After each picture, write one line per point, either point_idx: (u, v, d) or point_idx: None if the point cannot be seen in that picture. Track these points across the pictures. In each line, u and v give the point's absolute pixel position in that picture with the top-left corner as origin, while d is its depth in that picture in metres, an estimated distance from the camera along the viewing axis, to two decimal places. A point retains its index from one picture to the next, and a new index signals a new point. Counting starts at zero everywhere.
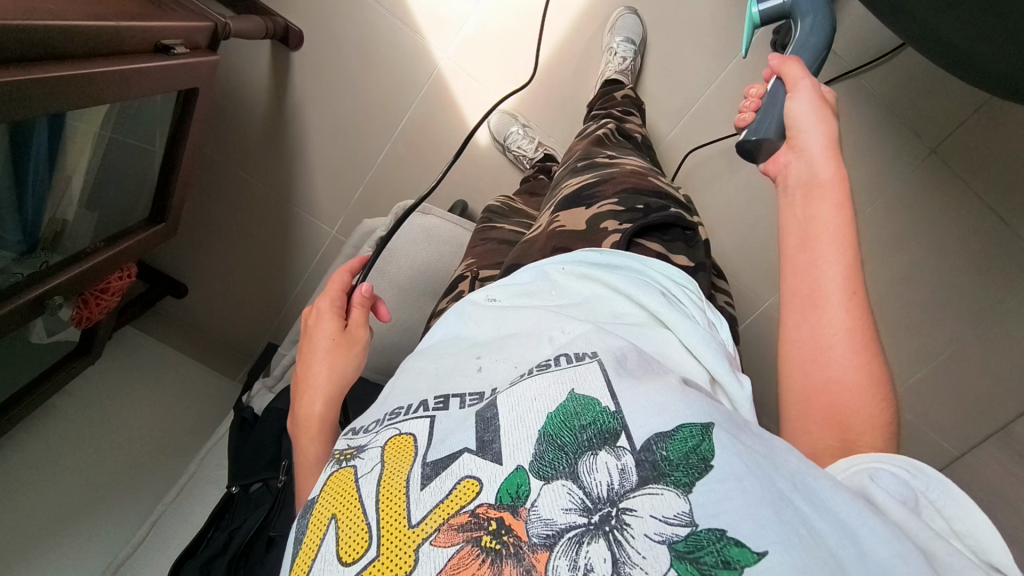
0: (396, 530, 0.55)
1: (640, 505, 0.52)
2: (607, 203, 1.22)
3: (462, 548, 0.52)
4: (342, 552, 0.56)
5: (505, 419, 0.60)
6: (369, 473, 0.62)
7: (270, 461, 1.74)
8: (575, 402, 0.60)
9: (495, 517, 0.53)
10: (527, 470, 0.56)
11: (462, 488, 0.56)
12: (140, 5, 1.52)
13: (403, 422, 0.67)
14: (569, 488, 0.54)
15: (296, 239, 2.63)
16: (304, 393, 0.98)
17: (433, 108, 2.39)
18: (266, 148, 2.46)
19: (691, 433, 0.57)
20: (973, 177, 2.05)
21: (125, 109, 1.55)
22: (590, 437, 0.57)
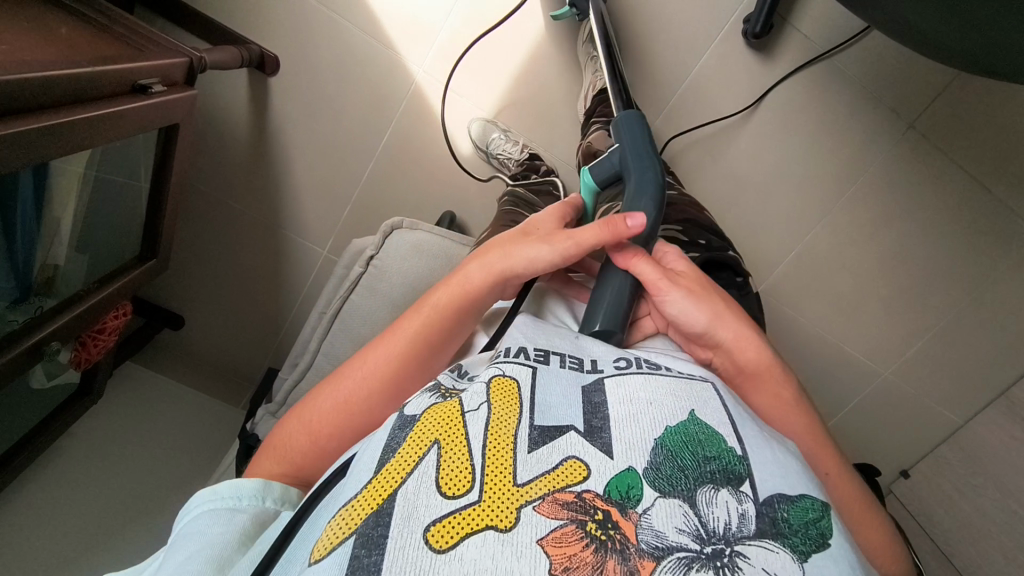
0: (503, 487, 0.60)
1: (755, 554, 0.57)
2: (671, 229, 1.34)
3: (569, 527, 0.57)
4: (444, 483, 0.61)
5: (620, 416, 0.68)
6: (477, 414, 0.67)
7: None
8: (702, 426, 0.67)
9: (603, 509, 0.59)
10: (640, 472, 0.62)
11: (573, 467, 0.62)
12: (113, 47, 1.50)
13: (514, 364, 0.74)
14: (687, 510, 0.59)
15: (288, 262, 2.61)
16: (482, 259, 1.03)
17: (415, 122, 2.39)
18: (250, 173, 2.44)
19: (813, 507, 0.63)
20: (952, 149, 2.10)
21: (107, 149, 1.53)
22: (714, 472, 0.63)
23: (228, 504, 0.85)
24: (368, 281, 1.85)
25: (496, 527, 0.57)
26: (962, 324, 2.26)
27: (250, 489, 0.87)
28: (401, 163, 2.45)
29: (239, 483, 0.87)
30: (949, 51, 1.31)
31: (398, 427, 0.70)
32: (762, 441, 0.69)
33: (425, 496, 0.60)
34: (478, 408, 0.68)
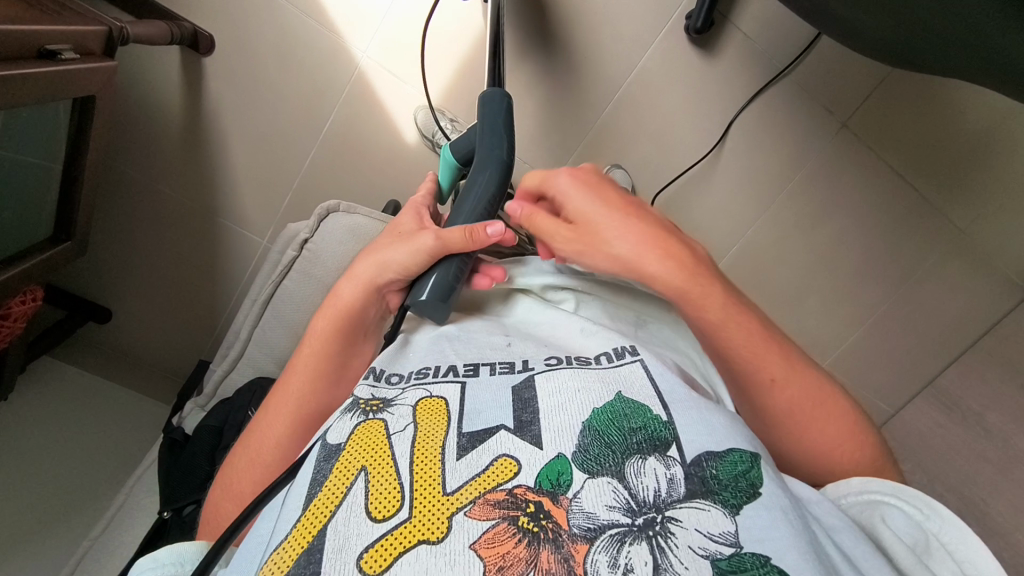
0: (432, 492, 0.68)
1: (683, 518, 0.68)
2: None
3: (500, 527, 0.65)
4: (373, 503, 0.67)
5: (551, 415, 0.77)
6: (402, 435, 0.74)
7: (204, 480, 1.65)
8: (629, 410, 0.77)
9: (540, 503, 0.67)
10: (573, 461, 0.71)
11: (506, 471, 0.70)
12: (18, 9, 1.38)
13: (440, 385, 0.81)
14: (622, 487, 0.69)
15: (223, 252, 2.49)
16: (353, 276, 1.12)
17: (358, 109, 2.32)
18: (181, 157, 2.31)
19: (738, 460, 0.74)
20: (882, 149, 2.20)
21: (10, 119, 1.40)
22: (647, 447, 0.73)
23: (172, 569, 0.90)
24: (302, 265, 1.74)
25: (430, 540, 0.64)
26: (887, 319, 2.40)
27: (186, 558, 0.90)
28: (344, 152, 2.38)
29: (184, 547, 0.92)
30: (877, 35, 1.33)
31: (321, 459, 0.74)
32: (687, 404, 0.80)
33: (355, 523, 0.66)
34: (406, 428, 0.75)
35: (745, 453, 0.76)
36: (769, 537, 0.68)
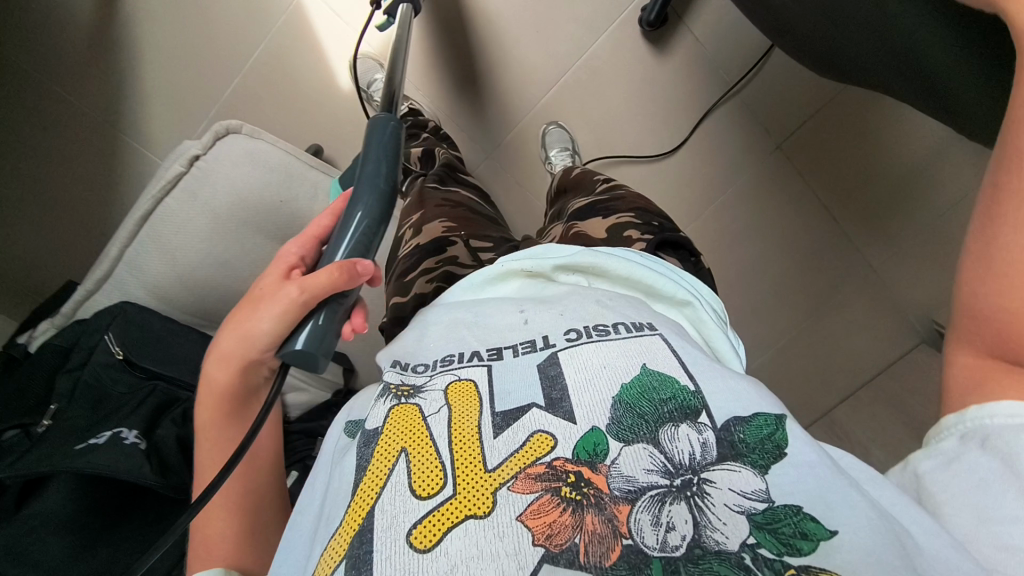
0: (471, 464, 0.57)
1: (722, 478, 0.55)
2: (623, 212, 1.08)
3: (545, 496, 0.54)
4: (412, 481, 0.57)
5: (574, 378, 0.64)
6: (436, 412, 0.63)
7: (34, 404, 1.35)
8: (652, 375, 0.62)
9: (573, 472, 0.55)
10: (603, 430, 0.58)
11: (538, 442, 0.58)
12: None
13: (463, 366, 0.68)
14: (654, 451, 0.56)
15: (115, 172, 2.14)
16: (222, 360, 0.89)
17: (294, 42, 2.11)
18: (88, 47, 2.02)
19: (766, 423, 0.59)
20: (810, 171, 1.98)
21: None
22: (673, 412, 0.59)
23: None
24: (188, 184, 1.58)
25: (475, 516, 0.54)
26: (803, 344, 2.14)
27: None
28: (274, 83, 2.15)
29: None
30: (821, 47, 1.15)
31: (353, 450, 0.64)
32: (714, 371, 0.65)
33: (389, 503, 0.56)
34: (438, 403, 0.64)
35: (777, 417, 0.60)
36: (820, 502, 0.53)
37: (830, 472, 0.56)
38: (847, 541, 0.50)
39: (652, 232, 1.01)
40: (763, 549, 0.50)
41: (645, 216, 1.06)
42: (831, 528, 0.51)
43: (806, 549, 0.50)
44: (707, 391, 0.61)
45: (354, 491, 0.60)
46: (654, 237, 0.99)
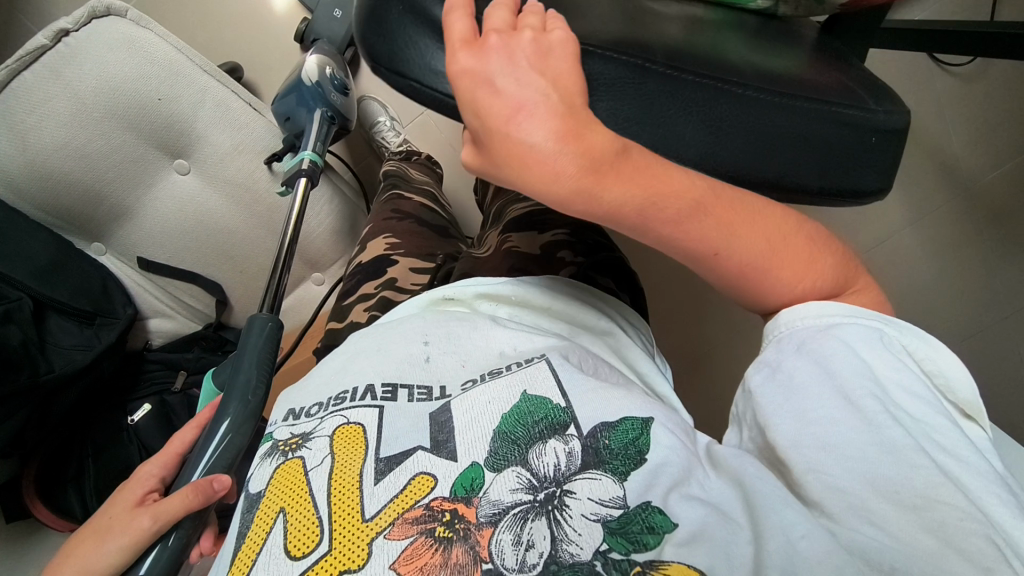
0: (348, 514, 0.32)
1: (580, 487, 0.32)
2: (563, 216, 0.65)
3: (419, 536, 0.31)
4: (286, 543, 0.32)
5: (460, 417, 0.36)
6: (320, 460, 0.35)
7: None
8: (528, 400, 0.36)
9: (448, 507, 0.32)
10: (481, 464, 0.33)
11: (418, 482, 0.33)
12: None
13: (353, 407, 0.38)
14: (519, 470, 0.33)
15: None
16: None
17: None
18: None
19: (631, 425, 0.35)
20: None
21: None
22: (539, 430, 0.35)
23: None
24: None
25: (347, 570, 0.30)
26: None
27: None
28: None
29: None
30: None
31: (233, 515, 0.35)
32: (595, 386, 0.38)
33: (261, 567, 0.31)
34: (323, 445, 0.36)
35: (640, 413, 0.36)
36: (714, 521, 0.30)
37: (697, 469, 0.34)
38: (685, 530, 0.30)
39: (584, 249, 0.59)
40: (612, 553, 0.29)
41: (582, 233, 0.62)
42: (673, 517, 0.30)
43: (650, 545, 0.30)
44: (581, 390, 0.37)
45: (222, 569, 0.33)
46: (587, 258, 0.58)
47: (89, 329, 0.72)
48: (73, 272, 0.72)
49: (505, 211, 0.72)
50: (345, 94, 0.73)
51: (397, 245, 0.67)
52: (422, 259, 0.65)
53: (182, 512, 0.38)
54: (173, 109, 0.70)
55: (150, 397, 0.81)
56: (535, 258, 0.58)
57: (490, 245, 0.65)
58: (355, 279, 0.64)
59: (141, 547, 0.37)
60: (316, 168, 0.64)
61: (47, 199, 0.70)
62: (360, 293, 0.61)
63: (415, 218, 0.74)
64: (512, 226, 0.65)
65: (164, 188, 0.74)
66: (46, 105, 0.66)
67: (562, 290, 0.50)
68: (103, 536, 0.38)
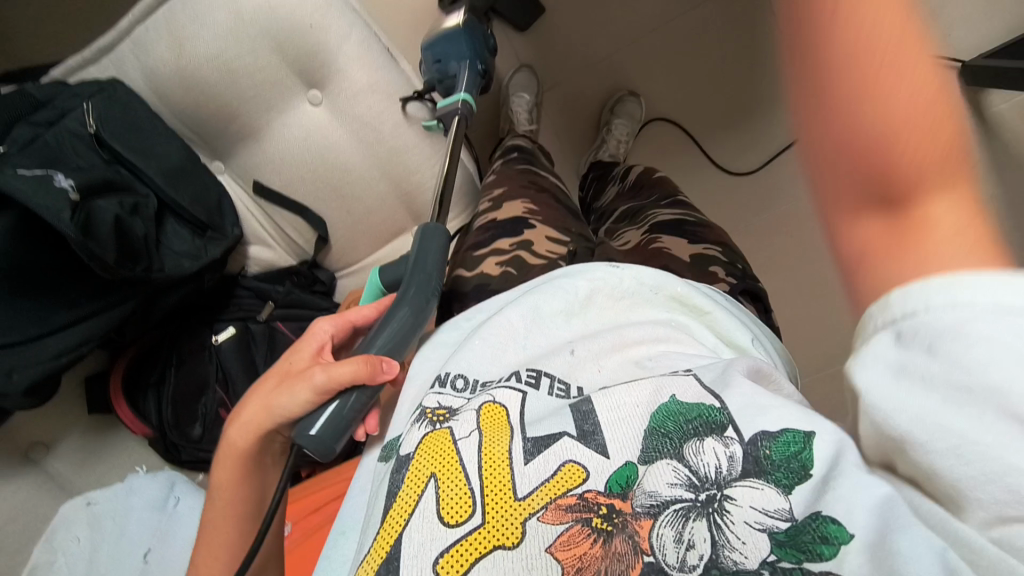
0: (500, 491, 0.32)
1: (741, 494, 0.29)
2: (711, 239, 0.61)
3: (575, 524, 0.30)
4: (440, 510, 0.31)
5: (605, 411, 0.35)
6: (468, 433, 0.35)
7: None
8: (680, 402, 0.33)
9: (605, 501, 0.31)
10: (635, 461, 0.32)
11: (568, 471, 0.32)
12: None
13: (500, 389, 0.38)
14: (675, 465, 0.30)
15: None
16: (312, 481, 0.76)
17: None
18: None
19: (794, 438, 0.30)
20: None
21: None
22: (695, 427, 0.32)
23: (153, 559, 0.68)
24: None
25: (503, 546, 0.30)
26: None
27: (153, 487, 0.71)
28: None
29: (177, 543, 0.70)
30: None
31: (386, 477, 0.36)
32: (756, 388, 0.33)
33: (416, 528, 0.31)
34: (469, 423, 0.35)
35: (802, 423, 0.30)
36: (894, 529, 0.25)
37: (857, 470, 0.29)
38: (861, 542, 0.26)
39: (734, 273, 0.56)
40: (781, 563, 0.26)
41: (730, 252, 0.59)
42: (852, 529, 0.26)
43: (825, 556, 0.26)
44: (744, 393, 0.33)
45: (378, 521, 0.34)
46: (738, 281, 0.55)
47: (200, 240, 0.74)
48: (196, 183, 0.74)
49: (645, 211, 0.71)
50: (488, 54, 0.77)
51: (535, 211, 0.67)
52: (560, 230, 0.65)
53: (353, 383, 0.40)
54: (321, 38, 0.71)
55: (236, 321, 0.81)
56: (685, 265, 0.56)
57: (631, 242, 0.65)
58: (489, 232, 0.64)
59: (317, 400, 0.40)
60: (467, 109, 0.69)
61: (188, 109, 0.74)
62: (494, 247, 0.61)
63: (551, 194, 0.73)
64: (658, 228, 0.63)
65: (295, 115, 0.75)
66: (208, 14, 0.69)
67: (726, 307, 0.46)
68: (290, 381, 0.41)
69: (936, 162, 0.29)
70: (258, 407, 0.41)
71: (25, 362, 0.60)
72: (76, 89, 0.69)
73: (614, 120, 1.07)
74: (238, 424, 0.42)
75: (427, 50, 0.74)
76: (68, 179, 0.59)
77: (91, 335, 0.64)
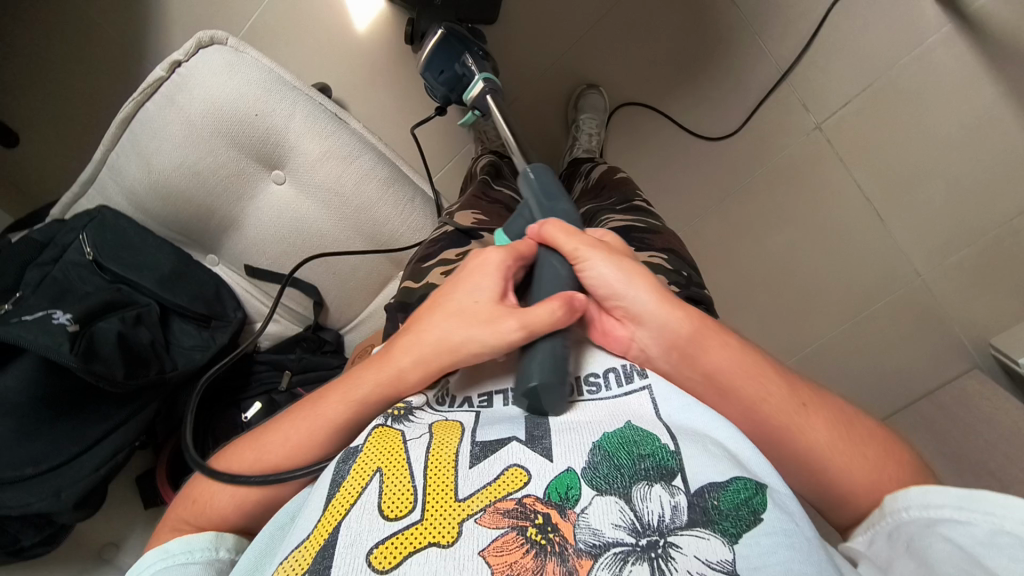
0: (441, 490, 0.34)
1: (686, 542, 0.31)
2: (659, 247, 0.62)
3: (511, 530, 0.32)
4: (382, 503, 0.34)
5: (558, 427, 0.38)
6: (419, 435, 0.39)
7: None
8: (635, 430, 0.37)
9: (542, 510, 0.33)
10: (578, 473, 0.34)
11: (512, 474, 0.35)
12: None
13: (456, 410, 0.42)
14: (621, 505, 0.32)
15: None
16: None
17: None
18: None
19: (744, 486, 0.34)
20: None
21: None
22: (646, 469, 0.34)
23: None
24: None
25: (437, 543, 0.32)
26: None
27: None
28: None
29: None
30: None
31: (330, 470, 0.38)
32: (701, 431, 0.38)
33: (355, 519, 0.34)
34: (421, 427, 0.40)
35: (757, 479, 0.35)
36: None
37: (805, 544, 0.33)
38: None
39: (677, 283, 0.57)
40: None
41: (677, 259, 0.61)
42: None
43: None
44: (693, 439, 0.37)
45: (316, 511, 0.36)
46: (681, 288, 0.56)
47: (206, 331, 0.79)
48: (192, 280, 0.80)
49: (598, 217, 0.73)
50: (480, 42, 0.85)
51: (484, 221, 0.71)
52: None
53: (552, 327, 0.40)
54: (267, 122, 0.76)
55: (260, 396, 0.85)
56: None
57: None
58: (440, 244, 0.66)
59: (518, 341, 0.41)
60: (494, 86, 0.78)
61: (169, 215, 0.79)
62: (442, 258, 0.64)
63: (505, 207, 0.78)
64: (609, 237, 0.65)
65: (265, 197, 0.80)
66: (164, 129, 0.74)
67: None
68: (480, 322, 0.42)
69: (893, 484, 0.39)
70: (441, 335, 0.43)
71: (69, 480, 0.66)
72: (70, 223, 0.76)
73: (580, 116, 1.07)
74: (405, 360, 0.44)
75: (431, 67, 0.82)
76: (66, 314, 0.65)
77: (127, 440, 0.71)
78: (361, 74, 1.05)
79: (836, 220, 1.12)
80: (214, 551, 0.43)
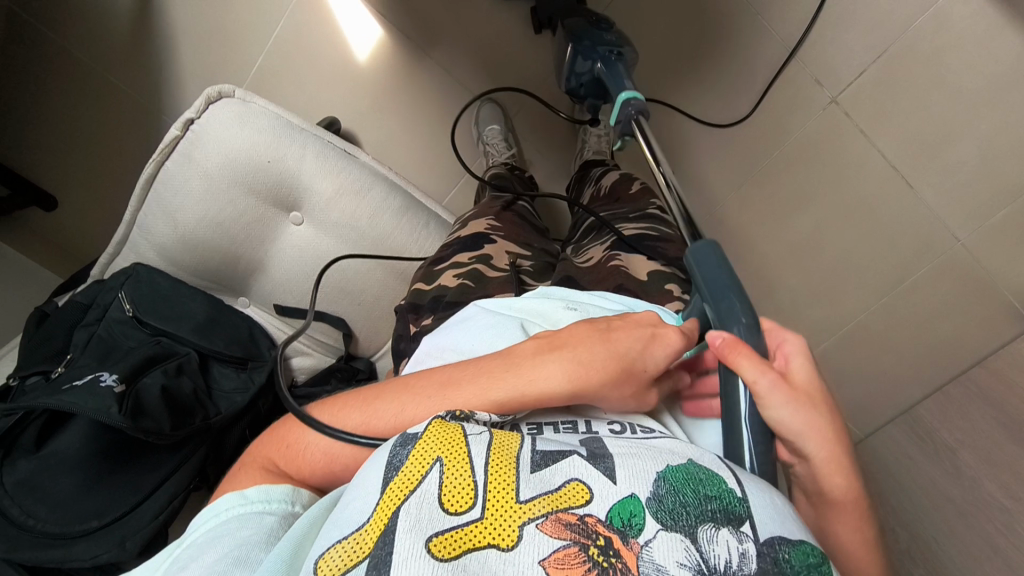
0: (503, 492, 0.33)
1: None
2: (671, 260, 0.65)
3: (573, 546, 0.31)
4: (442, 496, 0.33)
5: (619, 446, 0.37)
6: (479, 432, 0.37)
7: None
8: (699, 469, 0.36)
9: (604, 532, 0.32)
10: (643, 499, 0.33)
11: (573, 488, 0.34)
12: None
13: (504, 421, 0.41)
14: (688, 545, 0.31)
15: None
16: None
17: None
18: None
19: (810, 551, 0.32)
20: None
21: None
22: (713, 511, 0.33)
23: None
24: None
25: (497, 545, 0.31)
26: None
27: None
28: None
29: None
30: None
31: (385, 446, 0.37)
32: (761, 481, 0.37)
33: (414, 506, 0.32)
34: (480, 425, 0.38)
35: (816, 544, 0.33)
36: None
37: None
38: None
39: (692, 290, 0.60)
40: None
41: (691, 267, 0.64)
42: None
43: None
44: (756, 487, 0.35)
45: (371, 492, 0.34)
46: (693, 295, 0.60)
47: (244, 373, 0.82)
48: (226, 325, 0.83)
49: (610, 224, 0.76)
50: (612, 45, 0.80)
51: (497, 227, 0.75)
52: (520, 245, 0.73)
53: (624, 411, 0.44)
54: (281, 167, 0.78)
55: None
56: (642, 285, 0.61)
57: (594, 259, 0.70)
58: (452, 250, 0.70)
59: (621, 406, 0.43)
60: (640, 108, 0.67)
61: (198, 265, 0.82)
62: (454, 261, 0.68)
63: (519, 216, 0.82)
64: (622, 245, 0.69)
65: (286, 238, 0.83)
66: (185, 186, 0.77)
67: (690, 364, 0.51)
68: (605, 383, 0.42)
69: None
70: (571, 373, 0.42)
71: (133, 528, 0.70)
72: (109, 282, 0.81)
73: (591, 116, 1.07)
74: (558, 381, 0.42)
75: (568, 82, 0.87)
76: (112, 376, 0.69)
77: (180, 487, 0.74)
78: (369, 102, 1.07)
79: (865, 192, 1.08)
80: (291, 503, 0.42)
